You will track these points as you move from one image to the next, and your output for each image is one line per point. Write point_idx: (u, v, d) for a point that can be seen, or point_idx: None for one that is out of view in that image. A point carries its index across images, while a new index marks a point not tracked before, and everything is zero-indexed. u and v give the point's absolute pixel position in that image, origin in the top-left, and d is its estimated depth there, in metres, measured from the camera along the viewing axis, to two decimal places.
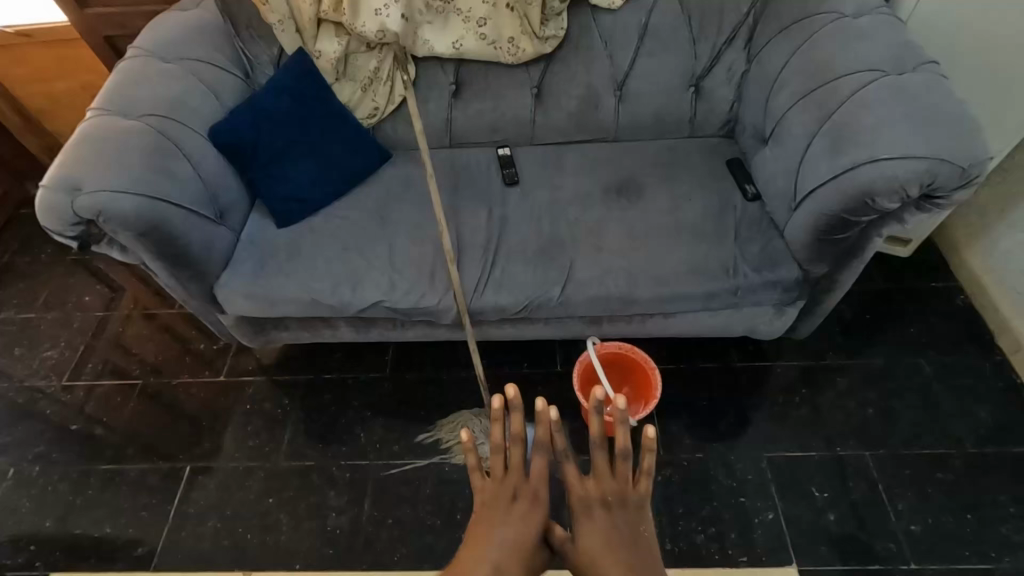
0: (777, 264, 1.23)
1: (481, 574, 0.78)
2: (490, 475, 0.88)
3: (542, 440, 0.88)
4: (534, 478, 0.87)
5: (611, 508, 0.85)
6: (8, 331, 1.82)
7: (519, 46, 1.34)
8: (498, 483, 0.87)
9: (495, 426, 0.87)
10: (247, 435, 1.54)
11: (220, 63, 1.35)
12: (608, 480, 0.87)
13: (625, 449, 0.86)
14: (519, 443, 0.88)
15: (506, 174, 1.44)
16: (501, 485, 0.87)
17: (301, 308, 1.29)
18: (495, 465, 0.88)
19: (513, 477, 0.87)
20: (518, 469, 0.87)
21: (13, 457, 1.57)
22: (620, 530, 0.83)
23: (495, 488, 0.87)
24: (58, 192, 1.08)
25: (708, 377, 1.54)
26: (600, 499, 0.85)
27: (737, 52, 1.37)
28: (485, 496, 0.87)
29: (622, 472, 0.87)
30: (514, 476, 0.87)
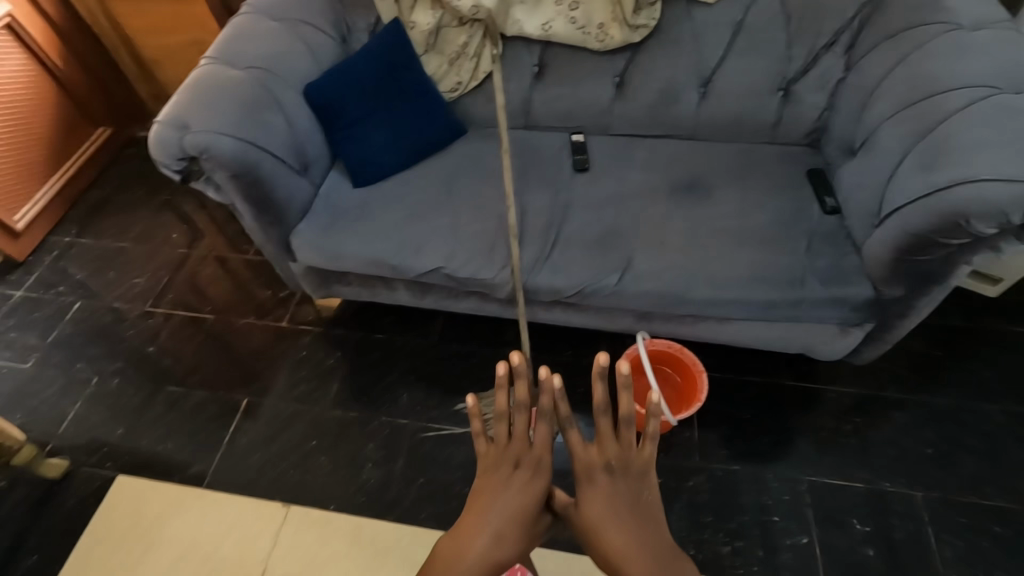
0: (847, 281, 1.18)
1: (482, 539, 0.81)
2: (493, 442, 0.88)
3: (545, 407, 0.86)
4: (538, 447, 0.86)
5: (613, 476, 0.83)
6: (104, 256, 2.00)
7: (607, 32, 1.35)
8: (504, 450, 0.87)
9: (498, 392, 0.86)
10: (299, 379, 1.64)
11: (321, 26, 1.43)
12: (610, 445, 0.85)
13: (628, 414, 0.84)
14: (522, 410, 0.87)
15: (576, 160, 1.45)
16: (504, 452, 0.87)
17: (365, 264, 1.36)
18: (499, 433, 0.88)
19: (517, 445, 0.87)
20: (521, 437, 0.87)
21: (96, 368, 1.73)
22: (620, 496, 0.82)
23: (499, 454, 0.87)
24: (170, 128, 1.18)
25: (756, 392, 1.49)
26: (602, 465, 0.84)
27: (835, 58, 1.31)
28: (487, 463, 0.87)
29: (625, 438, 0.85)
30: (519, 443, 0.87)
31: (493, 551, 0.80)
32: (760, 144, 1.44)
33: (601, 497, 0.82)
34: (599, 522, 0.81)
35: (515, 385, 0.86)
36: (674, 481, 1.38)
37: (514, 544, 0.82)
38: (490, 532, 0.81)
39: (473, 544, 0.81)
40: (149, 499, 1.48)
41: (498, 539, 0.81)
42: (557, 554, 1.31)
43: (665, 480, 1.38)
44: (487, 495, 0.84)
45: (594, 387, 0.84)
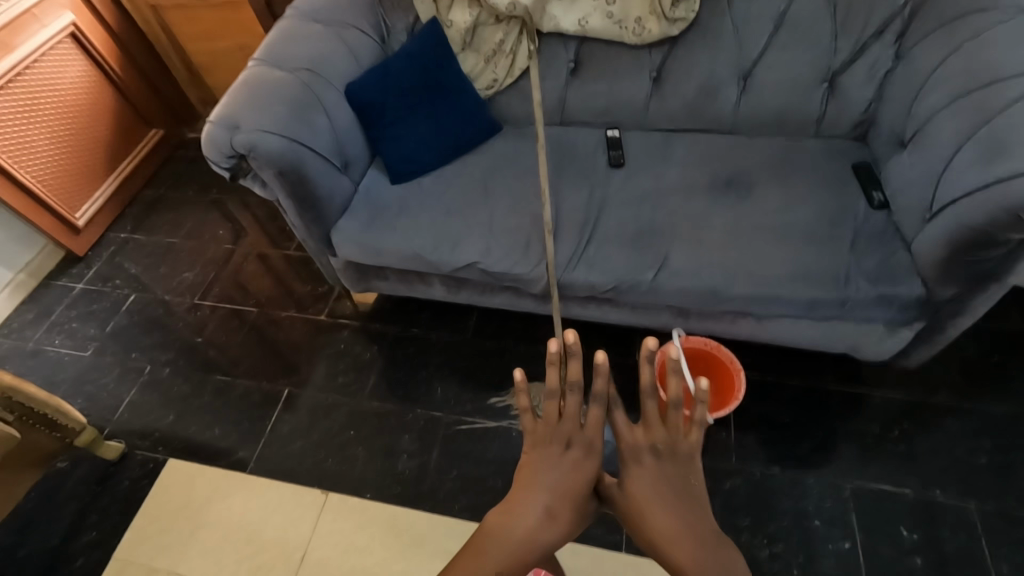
0: (897, 279, 1.13)
1: (532, 516, 0.82)
2: (543, 420, 0.87)
3: (597, 391, 0.85)
4: (589, 427, 0.85)
5: (660, 459, 0.83)
6: (157, 252, 2.11)
7: (645, 26, 1.33)
8: (553, 428, 0.86)
9: (550, 371, 0.84)
10: (338, 372, 1.69)
11: (362, 28, 1.47)
12: (657, 428, 0.84)
13: (677, 397, 0.83)
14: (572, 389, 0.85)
15: (612, 155, 1.44)
16: (554, 431, 0.86)
17: (403, 259, 1.39)
18: (549, 411, 0.87)
19: (568, 425, 0.86)
20: (572, 418, 0.86)
21: (150, 357, 1.82)
22: (666, 479, 0.82)
23: (549, 433, 0.86)
24: (221, 127, 1.24)
25: (796, 393, 1.45)
26: (648, 447, 0.84)
27: (884, 47, 1.26)
28: (536, 440, 0.87)
29: (671, 422, 0.84)
30: (569, 423, 0.86)
31: (542, 528, 0.81)
32: (803, 138, 1.40)
33: (647, 480, 0.82)
34: (645, 505, 0.81)
35: (569, 365, 0.84)
36: (711, 482, 1.36)
37: (562, 523, 0.82)
38: (541, 510, 0.82)
39: (522, 521, 0.82)
40: (198, 482, 1.55)
41: (547, 516, 0.82)
42: (590, 551, 1.31)
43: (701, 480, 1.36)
44: (535, 473, 0.85)
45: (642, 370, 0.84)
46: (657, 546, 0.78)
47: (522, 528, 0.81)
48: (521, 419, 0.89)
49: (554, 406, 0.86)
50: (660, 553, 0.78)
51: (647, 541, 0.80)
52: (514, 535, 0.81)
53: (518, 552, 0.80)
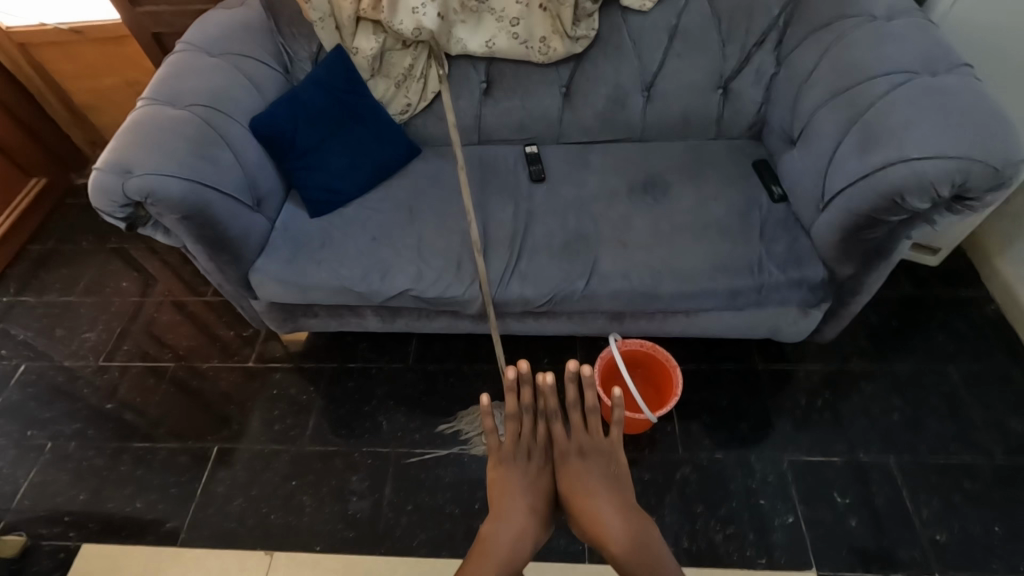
0: (803, 263, 1.22)
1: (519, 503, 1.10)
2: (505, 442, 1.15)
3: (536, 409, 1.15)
4: (539, 437, 1.16)
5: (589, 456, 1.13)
6: (50, 313, 1.90)
7: (551, 45, 1.36)
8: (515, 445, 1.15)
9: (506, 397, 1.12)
10: (274, 418, 1.59)
11: (261, 58, 1.40)
12: (582, 433, 1.14)
13: (594, 405, 1.13)
14: (523, 412, 1.16)
15: (533, 170, 1.47)
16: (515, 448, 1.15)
17: (330, 294, 1.35)
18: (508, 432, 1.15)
19: (525, 440, 1.15)
20: (525, 437, 1.15)
21: (52, 432, 1.63)
22: (596, 465, 1.12)
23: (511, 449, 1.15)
24: (108, 173, 1.11)
25: (729, 378, 1.54)
26: (576, 449, 1.14)
27: (767, 54, 1.37)
28: (502, 455, 1.15)
29: (591, 426, 1.15)
30: (524, 434, 1.15)
31: (525, 523, 1.08)
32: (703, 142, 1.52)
33: (583, 467, 1.13)
34: (586, 479, 1.11)
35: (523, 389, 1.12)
36: (662, 476, 1.40)
37: (538, 493, 1.12)
38: (526, 509, 1.10)
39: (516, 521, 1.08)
40: (121, 566, 1.39)
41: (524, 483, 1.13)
42: (555, 564, 1.30)
43: (653, 477, 1.40)
44: (503, 463, 1.14)
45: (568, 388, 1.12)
46: (599, 507, 1.08)
47: (507, 507, 1.09)
48: (489, 439, 1.14)
49: (512, 424, 1.15)
50: (604, 509, 1.08)
51: (604, 515, 1.07)
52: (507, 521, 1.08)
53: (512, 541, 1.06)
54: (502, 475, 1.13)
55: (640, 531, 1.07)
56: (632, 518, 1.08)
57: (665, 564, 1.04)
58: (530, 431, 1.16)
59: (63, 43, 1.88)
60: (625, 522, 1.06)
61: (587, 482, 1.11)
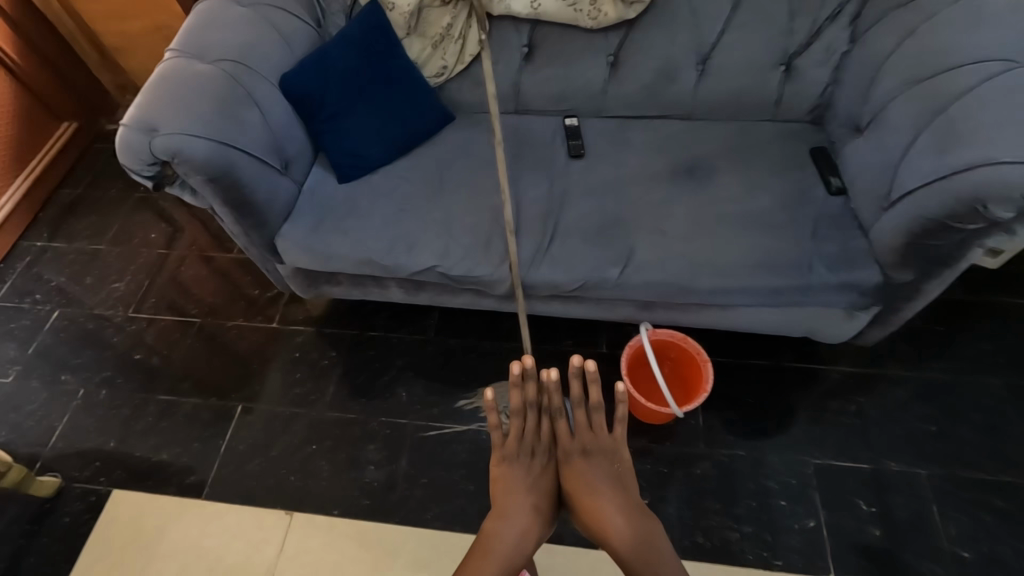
0: (856, 265, 1.14)
1: (520, 499, 1.11)
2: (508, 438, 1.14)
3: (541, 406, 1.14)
4: (544, 435, 1.15)
5: (591, 454, 1.13)
6: (80, 260, 1.92)
7: (601, 9, 1.26)
8: (518, 442, 1.14)
9: (512, 394, 1.11)
10: (295, 381, 1.60)
11: (292, 10, 1.33)
12: (585, 432, 1.14)
13: (598, 403, 1.12)
14: (526, 409, 1.14)
15: (571, 145, 1.39)
16: (519, 445, 1.14)
17: (354, 264, 1.31)
18: (512, 429, 1.14)
19: (528, 438, 1.14)
20: (528, 434, 1.14)
21: (83, 378, 1.67)
22: (599, 464, 1.13)
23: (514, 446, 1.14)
24: (135, 131, 1.07)
25: (758, 374, 1.48)
26: (579, 448, 1.13)
27: (840, 30, 1.24)
28: (505, 452, 1.14)
29: (595, 425, 1.14)
30: (528, 432, 1.14)
31: (526, 519, 1.10)
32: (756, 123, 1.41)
33: (584, 466, 1.12)
34: (588, 479, 1.11)
35: (528, 386, 1.10)
36: (681, 469, 1.38)
37: (541, 491, 1.13)
38: (527, 507, 1.11)
39: (516, 519, 1.09)
40: (147, 514, 1.44)
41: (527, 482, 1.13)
42: (566, 549, 1.32)
43: (672, 470, 1.38)
44: (507, 462, 1.14)
45: (573, 384, 1.11)
46: (601, 506, 1.08)
47: (507, 503, 1.11)
48: (492, 433, 1.14)
49: (516, 421, 1.14)
50: (606, 509, 1.08)
51: (604, 515, 1.08)
52: (508, 516, 1.10)
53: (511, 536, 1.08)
54: (503, 472, 1.13)
55: (642, 530, 1.08)
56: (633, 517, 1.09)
57: (664, 561, 1.06)
58: (533, 427, 1.15)
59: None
60: (627, 521, 1.07)
61: (589, 481, 1.11)
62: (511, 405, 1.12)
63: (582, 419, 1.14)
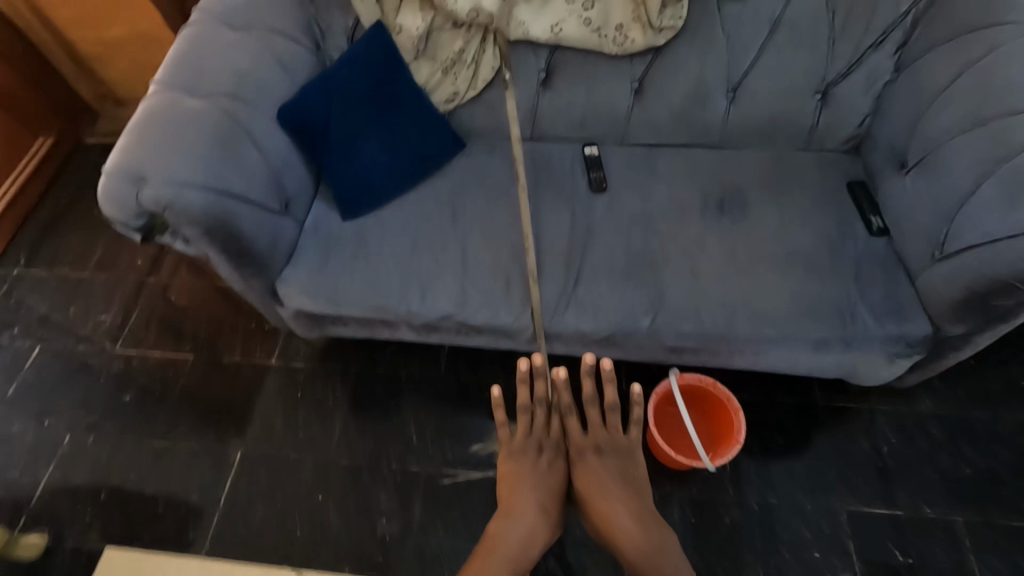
0: (903, 315, 1.07)
1: (529, 495, 1.10)
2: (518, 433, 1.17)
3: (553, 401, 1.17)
4: (554, 430, 1.17)
5: (602, 453, 1.14)
6: (62, 289, 1.79)
7: (628, 35, 1.15)
8: (528, 437, 1.16)
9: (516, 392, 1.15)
10: (299, 423, 1.50)
11: (289, 33, 1.21)
12: (596, 429, 1.16)
13: (610, 401, 1.16)
14: (537, 404, 1.18)
15: (593, 178, 1.30)
16: (528, 440, 1.16)
17: (365, 310, 1.22)
18: (523, 424, 1.17)
19: (538, 433, 1.17)
20: (538, 428, 1.17)
21: (69, 422, 1.56)
22: (610, 462, 1.13)
23: (524, 440, 1.16)
24: (120, 180, 0.96)
25: (788, 412, 1.42)
26: (591, 446, 1.14)
27: (884, 57, 1.16)
28: (515, 448, 1.15)
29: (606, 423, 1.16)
30: (538, 427, 1.17)
31: (534, 515, 1.08)
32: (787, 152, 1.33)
33: (594, 463, 1.12)
34: (598, 474, 1.11)
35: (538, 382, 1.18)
36: (711, 518, 1.32)
37: (550, 485, 1.12)
38: (536, 503, 1.09)
39: (526, 515, 1.08)
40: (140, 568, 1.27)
41: (536, 475, 1.12)
42: None
43: (701, 518, 1.31)
44: (516, 457, 1.15)
45: (584, 382, 1.15)
46: (610, 501, 1.08)
47: (516, 499, 1.09)
48: (500, 429, 1.16)
49: (527, 415, 1.17)
50: (615, 504, 1.08)
51: (614, 513, 1.07)
52: (516, 512, 1.08)
53: (519, 530, 1.06)
54: (512, 466, 1.14)
55: (651, 531, 1.06)
56: (644, 516, 1.07)
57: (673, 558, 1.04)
58: (544, 423, 1.17)
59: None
60: (636, 516, 1.07)
61: (600, 476, 1.11)
62: (522, 397, 1.17)
63: (593, 416, 1.17)
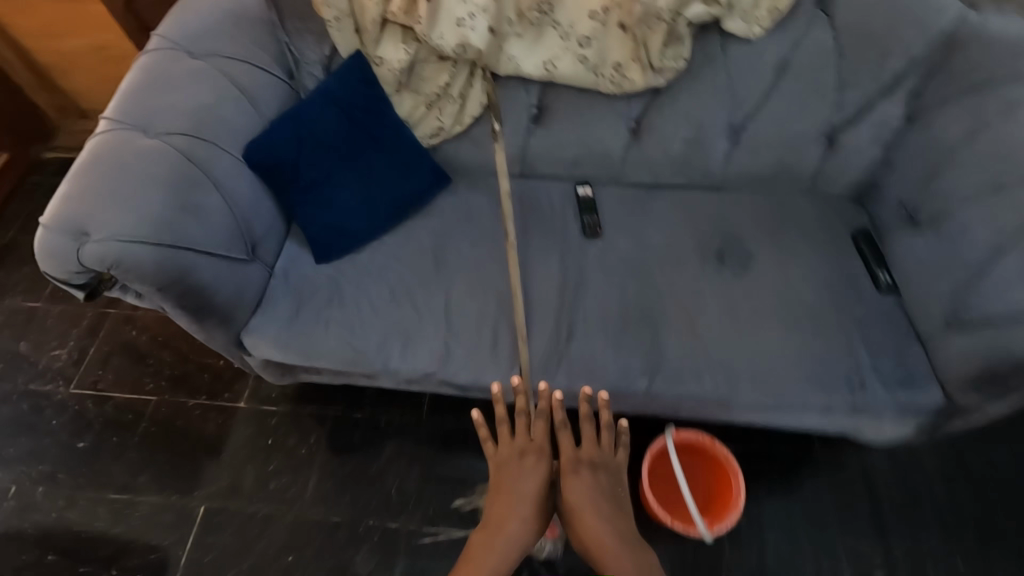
0: (916, 383, 1.01)
1: (511, 510, 0.95)
2: (503, 439, 1.02)
3: (544, 410, 1.03)
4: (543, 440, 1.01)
5: (595, 472, 0.99)
6: (13, 322, 1.66)
7: (626, 75, 1.07)
8: (513, 444, 1.01)
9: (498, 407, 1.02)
10: (269, 474, 1.40)
11: (259, 63, 1.11)
12: (589, 446, 1.01)
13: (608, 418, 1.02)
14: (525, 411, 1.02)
15: (586, 222, 1.22)
16: (512, 446, 1.01)
17: (338, 363, 1.11)
18: (507, 430, 1.02)
19: (524, 440, 1.01)
20: (524, 435, 1.01)
21: (16, 472, 1.44)
22: (604, 480, 0.99)
23: (509, 447, 1.01)
24: (60, 235, 0.85)
25: (790, 464, 1.34)
26: (584, 462, 0.99)
27: (894, 104, 1.09)
28: (498, 456, 1.01)
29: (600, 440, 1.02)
30: (525, 437, 1.01)
31: (517, 531, 0.94)
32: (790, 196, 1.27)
33: (587, 481, 0.97)
34: (592, 490, 0.96)
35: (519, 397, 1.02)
36: None
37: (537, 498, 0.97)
38: (518, 518, 0.95)
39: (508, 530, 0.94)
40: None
41: (524, 485, 0.97)
42: None
43: None
44: (500, 464, 1.00)
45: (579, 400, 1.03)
46: (604, 520, 0.94)
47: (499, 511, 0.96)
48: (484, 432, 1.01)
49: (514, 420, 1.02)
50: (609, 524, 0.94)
51: (606, 541, 0.92)
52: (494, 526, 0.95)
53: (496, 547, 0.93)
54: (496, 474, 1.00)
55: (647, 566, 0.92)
56: (637, 548, 0.93)
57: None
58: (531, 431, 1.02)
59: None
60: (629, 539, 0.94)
61: (594, 492, 0.96)
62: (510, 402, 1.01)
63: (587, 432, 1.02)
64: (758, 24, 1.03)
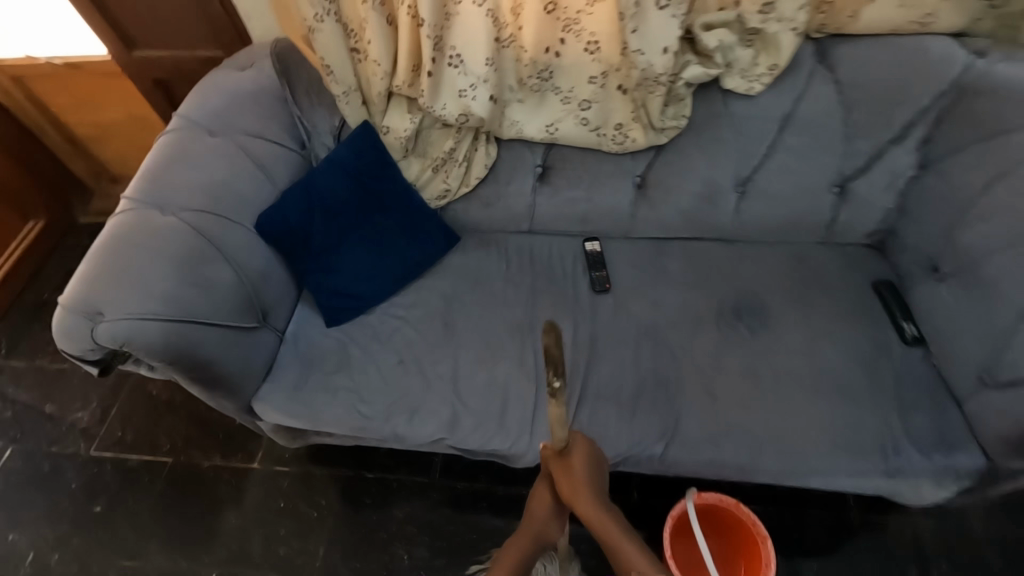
0: (952, 448, 0.96)
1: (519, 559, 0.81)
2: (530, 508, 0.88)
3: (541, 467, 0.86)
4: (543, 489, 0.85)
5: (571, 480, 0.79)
6: (40, 381, 1.67)
7: (627, 134, 1.09)
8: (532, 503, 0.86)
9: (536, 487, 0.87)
10: (280, 539, 1.38)
11: (272, 138, 1.15)
12: (565, 463, 0.80)
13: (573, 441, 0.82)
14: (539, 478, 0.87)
15: (594, 278, 1.22)
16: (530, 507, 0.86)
17: (348, 431, 1.10)
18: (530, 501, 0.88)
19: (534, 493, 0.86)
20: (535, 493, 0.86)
21: (34, 537, 1.42)
22: (583, 481, 0.78)
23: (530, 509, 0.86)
24: (79, 316, 0.90)
25: (821, 530, 1.24)
26: (564, 476, 0.79)
27: (906, 153, 1.07)
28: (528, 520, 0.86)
29: (573, 455, 0.80)
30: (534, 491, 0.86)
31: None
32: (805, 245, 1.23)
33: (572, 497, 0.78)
34: (582, 475, 0.78)
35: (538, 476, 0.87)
36: None
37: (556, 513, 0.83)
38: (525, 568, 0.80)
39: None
40: None
41: (542, 495, 0.85)
42: None
43: None
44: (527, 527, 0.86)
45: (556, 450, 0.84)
46: (578, 498, 0.77)
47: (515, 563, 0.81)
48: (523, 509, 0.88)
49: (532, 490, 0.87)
50: (584, 506, 0.77)
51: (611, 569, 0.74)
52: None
53: None
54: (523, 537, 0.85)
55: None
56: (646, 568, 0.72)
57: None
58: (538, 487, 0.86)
59: (66, 33, 1.52)
60: (606, 525, 0.75)
61: (582, 472, 0.79)
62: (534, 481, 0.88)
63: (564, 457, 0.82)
64: (759, 80, 1.03)
